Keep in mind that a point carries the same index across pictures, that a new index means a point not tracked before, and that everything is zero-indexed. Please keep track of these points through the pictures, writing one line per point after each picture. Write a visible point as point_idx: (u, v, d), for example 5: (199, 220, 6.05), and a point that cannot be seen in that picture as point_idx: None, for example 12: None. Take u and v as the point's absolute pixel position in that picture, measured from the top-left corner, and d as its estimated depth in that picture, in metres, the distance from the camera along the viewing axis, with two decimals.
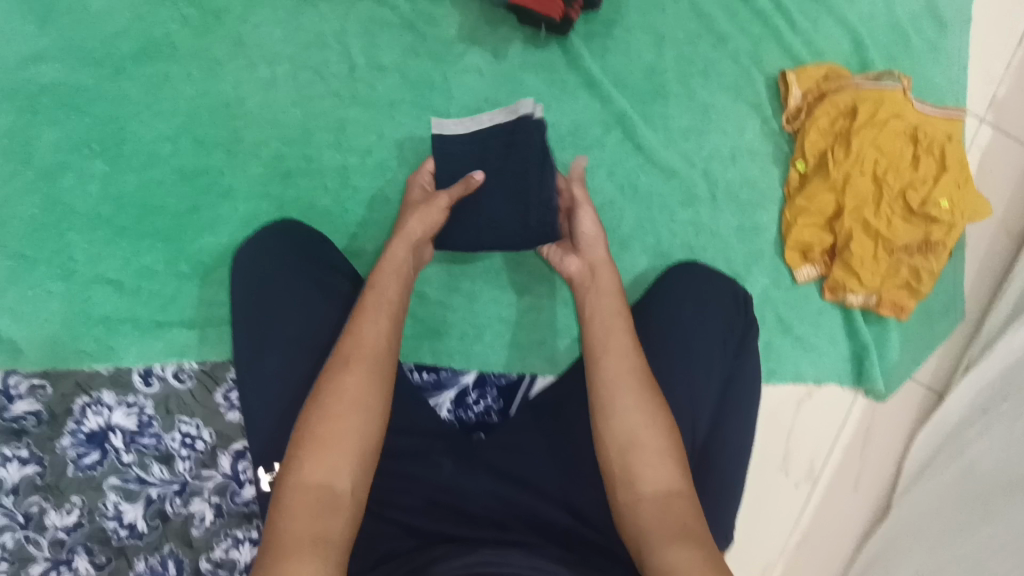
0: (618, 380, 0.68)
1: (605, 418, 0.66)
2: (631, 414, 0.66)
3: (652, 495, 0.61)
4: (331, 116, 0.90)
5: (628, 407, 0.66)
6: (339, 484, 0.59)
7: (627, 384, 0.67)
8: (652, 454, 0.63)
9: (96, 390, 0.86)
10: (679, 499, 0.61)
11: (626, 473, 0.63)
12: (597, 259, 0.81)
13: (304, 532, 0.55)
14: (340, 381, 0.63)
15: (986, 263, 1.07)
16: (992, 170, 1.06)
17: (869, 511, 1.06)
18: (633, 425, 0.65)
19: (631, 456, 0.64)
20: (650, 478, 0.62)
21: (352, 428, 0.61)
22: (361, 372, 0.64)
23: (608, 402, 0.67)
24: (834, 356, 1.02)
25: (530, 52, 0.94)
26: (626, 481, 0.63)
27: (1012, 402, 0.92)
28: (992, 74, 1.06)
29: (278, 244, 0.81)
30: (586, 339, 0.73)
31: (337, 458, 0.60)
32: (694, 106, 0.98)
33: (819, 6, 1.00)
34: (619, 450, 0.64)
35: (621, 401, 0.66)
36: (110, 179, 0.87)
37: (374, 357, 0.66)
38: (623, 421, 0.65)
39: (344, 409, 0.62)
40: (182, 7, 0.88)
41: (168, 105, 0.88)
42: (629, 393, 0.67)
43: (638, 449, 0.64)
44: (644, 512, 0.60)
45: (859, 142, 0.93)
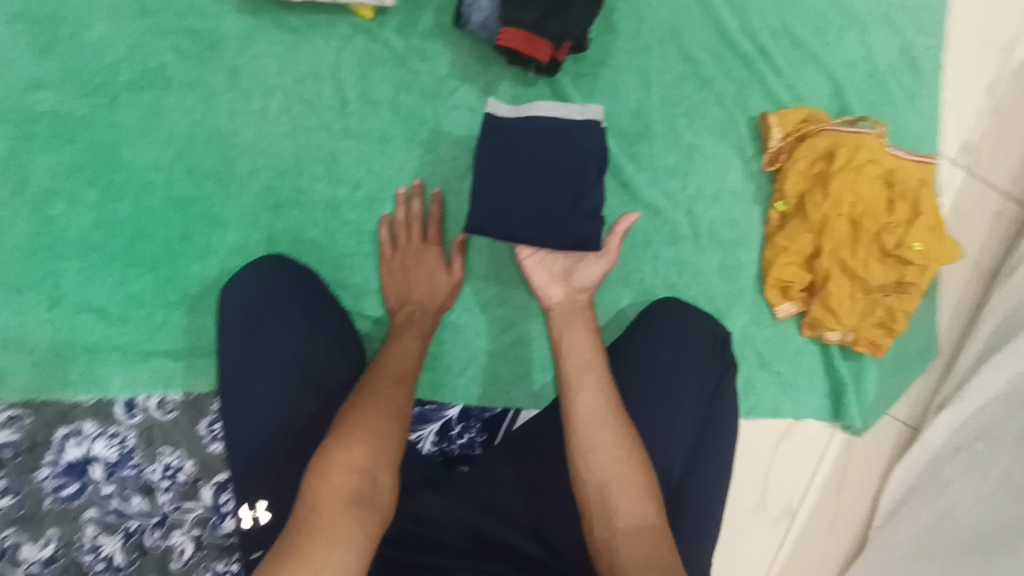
0: (590, 423, 0.68)
1: (582, 453, 0.67)
2: (605, 449, 0.67)
3: (628, 530, 0.62)
4: (323, 150, 0.91)
5: (605, 441, 0.67)
6: (380, 478, 0.62)
7: (603, 422, 0.68)
8: (628, 487, 0.65)
9: (78, 420, 0.85)
10: (652, 534, 0.62)
11: (603, 506, 0.64)
12: (580, 301, 0.83)
13: (340, 519, 0.57)
14: (383, 391, 0.69)
15: (958, 304, 1.10)
16: (963, 211, 1.10)
17: (845, 548, 1.09)
18: (609, 462, 0.66)
19: (608, 492, 0.65)
20: (627, 512, 0.64)
21: (391, 428, 0.66)
22: (403, 388, 0.72)
23: (585, 438, 0.68)
24: (812, 393, 1.05)
25: (520, 90, 0.96)
26: (602, 515, 0.64)
27: (983, 444, 0.96)
28: (964, 120, 1.10)
29: (270, 278, 0.82)
30: (562, 374, 0.74)
31: (381, 451, 0.63)
32: (679, 146, 1.01)
33: (801, 52, 1.04)
34: (597, 485, 0.65)
35: (600, 435, 0.67)
36: (100, 208, 0.87)
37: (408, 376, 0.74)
38: (601, 457, 0.66)
39: (385, 414, 0.66)
40: (178, 39, 0.89)
41: (162, 135, 0.88)
42: (606, 427, 0.68)
43: (614, 483, 0.65)
44: (622, 546, 0.62)
45: (838, 185, 0.95)
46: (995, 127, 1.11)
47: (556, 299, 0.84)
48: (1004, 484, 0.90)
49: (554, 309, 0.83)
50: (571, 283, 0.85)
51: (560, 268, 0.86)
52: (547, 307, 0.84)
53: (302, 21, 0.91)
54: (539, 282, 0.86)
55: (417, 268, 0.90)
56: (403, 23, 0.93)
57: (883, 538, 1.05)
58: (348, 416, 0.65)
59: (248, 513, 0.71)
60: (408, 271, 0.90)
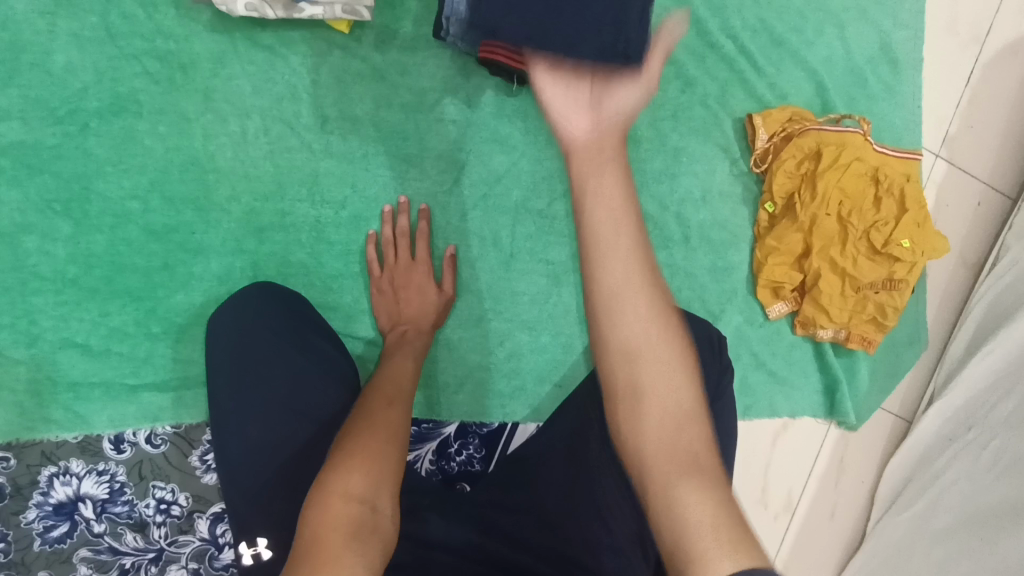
0: (612, 281, 0.52)
1: (606, 328, 0.52)
2: (629, 318, 0.52)
3: (660, 422, 0.51)
4: (305, 171, 0.89)
5: (638, 312, 0.52)
6: (381, 504, 0.59)
7: (629, 281, 0.52)
8: (667, 369, 0.52)
9: (64, 459, 0.83)
10: (684, 429, 0.51)
11: (635, 390, 0.52)
12: (612, 133, 0.55)
13: (341, 551, 0.54)
14: (380, 417, 0.68)
15: (946, 295, 1.11)
16: (947, 203, 1.11)
17: (845, 541, 1.10)
18: (635, 330, 0.52)
19: (640, 371, 0.52)
20: (665, 397, 0.52)
21: (389, 453, 0.63)
22: (399, 409, 0.70)
23: (608, 300, 0.52)
24: (807, 390, 1.05)
25: (502, 100, 0.94)
26: (629, 402, 0.52)
27: (977, 432, 0.97)
28: (944, 112, 1.11)
29: (258, 307, 0.81)
30: (583, 228, 0.53)
31: (380, 476, 0.61)
32: (665, 151, 1.00)
33: (781, 51, 1.03)
34: (622, 361, 0.52)
35: (624, 302, 0.52)
36: (76, 240, 0.84)
37: (403, 397, 0.73)
38: (626, 322, 0.52)
39: (380, 437, 0.64)
40: (148, 62, 0.86)
41: (136, 162, 0.86)
42: (639, 295, 0.52)
43: (648, 365, 0.52)
44: (648, 445, 0.51)
45: (825, 185, 0.95)
46: (975, 118, 1.11)
47: (582, 136, 0.55)
48: (998, 470, 0.91)
49: (575, 151, 0.54)
50: (601, 115, 0.55)
51: (589, 92, 0.57)
52: (565, 148, 0.55)
53: (276, 38, 0.89)
54: (561, 114, 0.56)
55: (407, 285, 0.89)
56: (381, 37, 0.91)
57: (883, 530, 1.06)
58: (345, 444, 0.63)
59: (248, 550, 0.68)
60: (399, 290, 0.89)
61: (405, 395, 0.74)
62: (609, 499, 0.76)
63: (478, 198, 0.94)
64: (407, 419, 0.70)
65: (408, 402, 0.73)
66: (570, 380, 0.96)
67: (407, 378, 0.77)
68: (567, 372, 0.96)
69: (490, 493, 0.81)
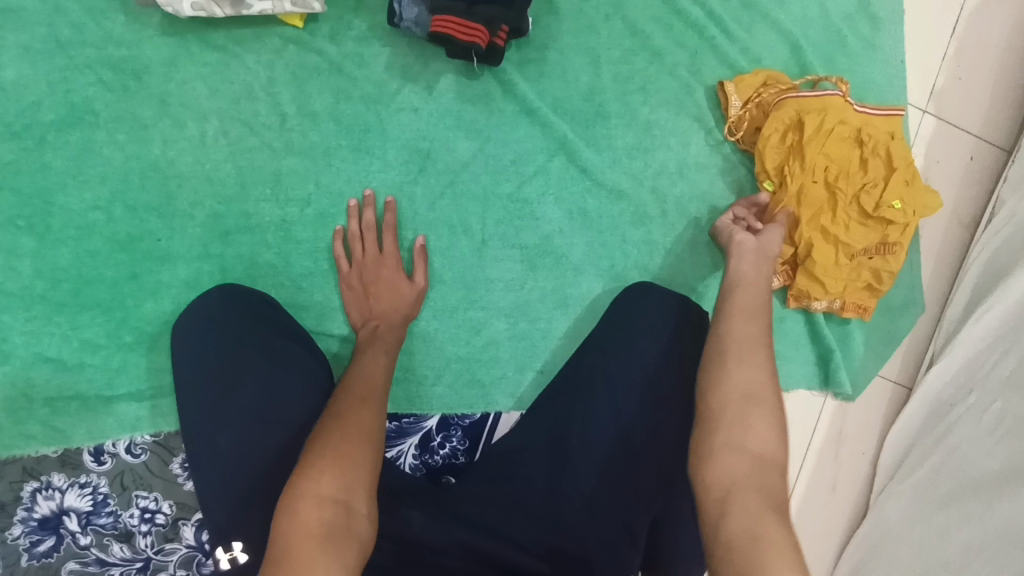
0: (745, 343, 0.68)
1: (735, 363, 0.65)
2: (753, 374, 0.64)
3: (756, 454, 0.58)
4: (267, 170, 0.88)
5: (756, 364, 0.65)
6: (356, 505, 0.59)
7: (756, 350, 0.67)
8: (770, 413, 0.61)
9: (46, 473, 0.83)
10: (775, 469, 0.58)
11: (740, 416, 0.61)
12: (769, 249, 0.81)
13: (312, 554, 0.53)
14: (353, 417, 0.66)
15: (942, 256, 1.07)
16: (937, 160, 1.07)
17: (848, 513, 1.06)
18: (754, 378, 0.64)
19: (752, 403, 0.62)
20: (759, 433, 0.60)
21: (362, 452, 0.63)
22: (372, 406, 0.69)
23: (736, 355, 0.66)
24: (801, 362, 1.02)
25: (463, 85, 0.92)
26: (737, 426, 0.60)
27: (978, 396, 0.94)
28: (930, 65, 1.06)
29: (224, 313, 0.80)
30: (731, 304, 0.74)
31: (354, 477, 0.60)
32: (637, 125, 0.97)
33: (753, 13, 1.00)
34: (740, 399, 0.62)
35: (754, 361, 0.66)
36: (42, 255, 0.84)
37: (377, 394, 0.72)
38: (754, 376, 0.64)
39: (355, 438, 0.63)
40: (101, 71, 0.85)
41: (97, 173, 0.85)
42: (759, 354, 0.67)
43: (757, 402, 0.62)
44: (738, 464, 0.58)
45: (811, 153, 0.91)
46: (963, 69, 1.07)
47: (744, 240, 0.82)
48: (1001, 432, 0.88)
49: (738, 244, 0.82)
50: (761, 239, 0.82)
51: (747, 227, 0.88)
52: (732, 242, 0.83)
53: (228, 38, 0.88)
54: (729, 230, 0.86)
55: (377, 280, 0.87)
56: (334, 29, 0.89)
57: (886, 499, 1.02)
58: (316, 447, 0.62)
59: (223, 554, 0.68)
60: (367, 286, 0.87)
61: (378, 391, 0.73)
62: (591, 490, 0.75)
63: (445, 186, 0.92)
64: (381, 416, 0.69)
65: (383, 399, 0.72)
66: (552, 366, 0.94)
67: (382, 374, 0.76)
68: (548, 358, 0.94)
69: (474, 490, 0.77)
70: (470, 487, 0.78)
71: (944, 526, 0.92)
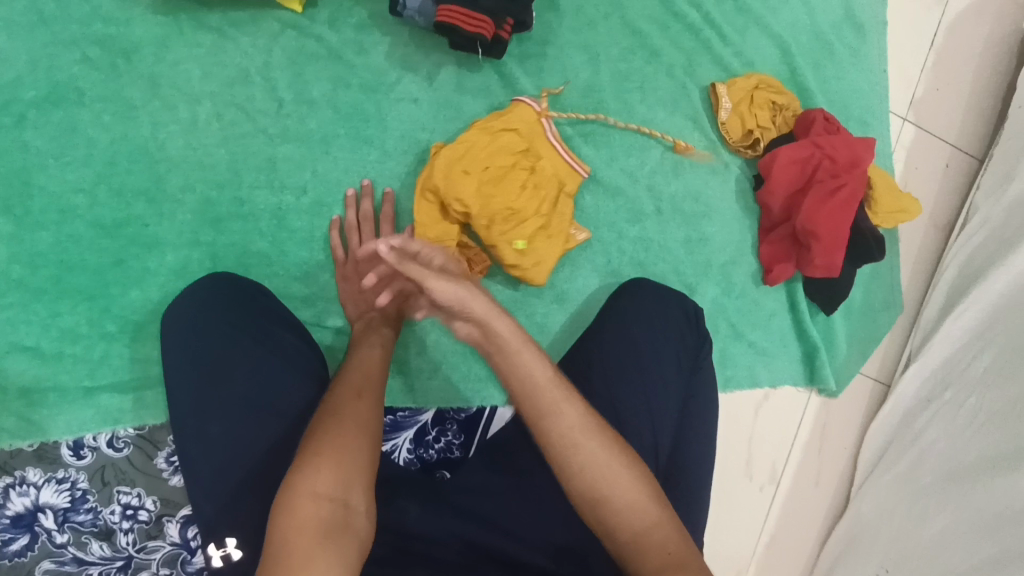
0: (563, 438, 0.59)
1: (568, 475, 0.59)
2: (594, 465, 0.58)
3: (637, 542, 0.55)
4: (262, 157, 0.86)
5: (593, 452, 0.58)
6: (353, 501, 0.57)
7: (580, 435, 0.59)
8: (627, 491, 0.57)
9: (20, 468, 0.79)
10: (662, 532, 0.56)
11: (602, 521, 0.57)
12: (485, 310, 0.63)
13: (311, 551, 0.51)
14: (351, 409, 0.63)
15: (920, 259, 1.12)
16: (916, 166, 1.11)
17: (829, 507, 1.09)
18: (597, 476, 0.57)
19: (603, 503, 0.57)
20: (630, 519, 0.56)
21: (360, 447, 0.60)
22: (369, 400, 0.65)
23: (563, 461, 0.59)
24: (787, 359, 1.04)
25: (464, 77, 0.92)
26: (605, 531, 0.57)
27: (953, 392, 0.97)
28: (910, 75, 1.10)
29: (212, 299, 0.76)
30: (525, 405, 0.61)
31: (353, 470, 0.58)
32: (634, 122, 0.98)
33: (746, 18, 1.02)
34: (593, 504, 0.57)
35: (586, 449, 0.58)
36: (20, 239, 0.80)
37: (374, 386, 0.68)
38: (591, 475, 0.58)
39: (354, 431, 0.60)
40: (87, 48, 0.82)
41: (81, 155, 0.82)
42: (589, 440, 0.59)
43: (610, 497, 0.57)
44: (632, 558, 0.55)
45: (482, 156, 0.85)
46: (941, 80, 1.11)
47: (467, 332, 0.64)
48: (976, 425, 0.91)
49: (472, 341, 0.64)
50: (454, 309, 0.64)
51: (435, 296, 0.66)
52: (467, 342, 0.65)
53: (224, 20, 0.86)
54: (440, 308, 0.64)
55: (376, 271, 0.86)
56: (334, 15, 0.88)
57: (866, 492, 1.05)
58: (312, 440, 0.59)
59: (217, 551, 0.65)
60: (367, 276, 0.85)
61: (378, 382, 0.68)
62: None
63: None
64: (381, 409, 0.66)
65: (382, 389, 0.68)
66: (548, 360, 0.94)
67: (376, 369, 0.72)
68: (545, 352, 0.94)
69: (468, 482, 0.75)
70: (462, 478, 0.76)
71: (913, 520, 0.95)
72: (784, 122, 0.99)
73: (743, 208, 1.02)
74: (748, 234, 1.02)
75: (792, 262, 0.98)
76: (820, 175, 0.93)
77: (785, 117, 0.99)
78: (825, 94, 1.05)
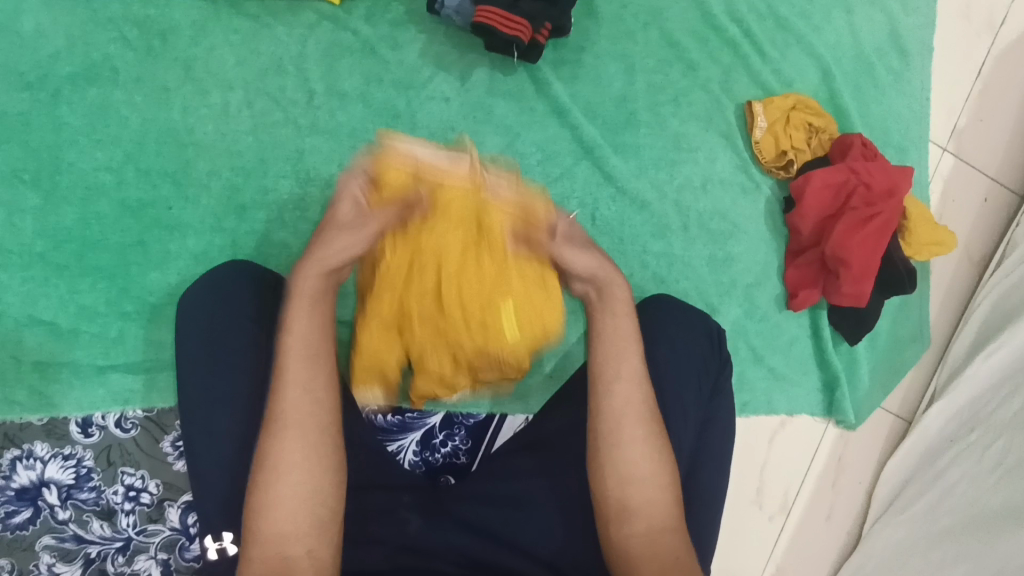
0: (619, 410, 0.64)
1: (610, 444, 0.63)
2: (635, 446, 0.63)
3: (645, 531, 0.60)
4: (289, 146, 0.86)
5: (636, 436, 0.63)
6: (294, 550, 0.55)
7: (636, 414, 0.64)
8: (650, 485, 0.61)
9: (28, 442, 0.79)
10: (669, 535, 0.60)
11: (620, 505, 0.61)
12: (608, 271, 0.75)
13: None
14: (270, 454, 0.57)
15: (950, 294, 1.08)
16: (954, 197, 1.08)
17: (841, 542, 1.06)
18: (634, 458, 0.62)
19: (626, 485, 0.61)
20: (643, 515, 0.60)
21: (285, 495, 0.56)
22: (288, 434, 0.58)
23: (615, 433, 0.63)
24: (807, 387, 1.02)
25: (497, 79, 0.91)
26: (617, 514, 0.61)
27: (980, 433, 0.93)
28: (954, 104, 1.07)
29: (234, 285, 0.73)
30: (597, 364, 0.68)
31: (309, 516, 0.56)
32: (665, 136, 0.96)
33: (788, 36, 1.00)
34: (618, 482, 0.62)
35: (630, 430, 0.63)
36: (45, 214, 0.81)
37: (299, 415, 0.59)
38: (634, 454, 0.62)
39: (300, 476, 0.57)
40: (126, 29, 0.83)
41: (111, 133, 0.82)
42: (638, 422, 0.64)
43: (635, 481, 0.62)
44: (636, 544, 0.59)
45: (435, 254, 0.74)
46: (986, 110, 1.08)
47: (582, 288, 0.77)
48: (1001, 472, 0.87)
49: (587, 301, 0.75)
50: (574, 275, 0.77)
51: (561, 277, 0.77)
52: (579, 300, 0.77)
53: (262, 9, 0.86)
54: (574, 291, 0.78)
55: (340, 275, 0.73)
56: (371, 10, 0.88)
57: (880, 531, 1.02)
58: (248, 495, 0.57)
59: (213, 544, 0.64)
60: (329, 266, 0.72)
61: (302, 412, 0.59)
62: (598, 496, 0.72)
63: None
64: (327, 438, 0.59)
65: (315, 418, 0.59)
66: (561, 371, 0.93)
67: (320, 380, 0.61)
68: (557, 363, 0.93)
69: (474, 488, 0.73)
70: (468, 483, 0.73)
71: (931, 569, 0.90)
72: (819, 145, 0.97)
73: (771, 231, 1.00)
74: (774, 257, 1.00)
75: (819, 288, 0.96)
76: (854, 203, 0.90)
77: (819, 140, 0.96)
78: (864, 118, 1.02)
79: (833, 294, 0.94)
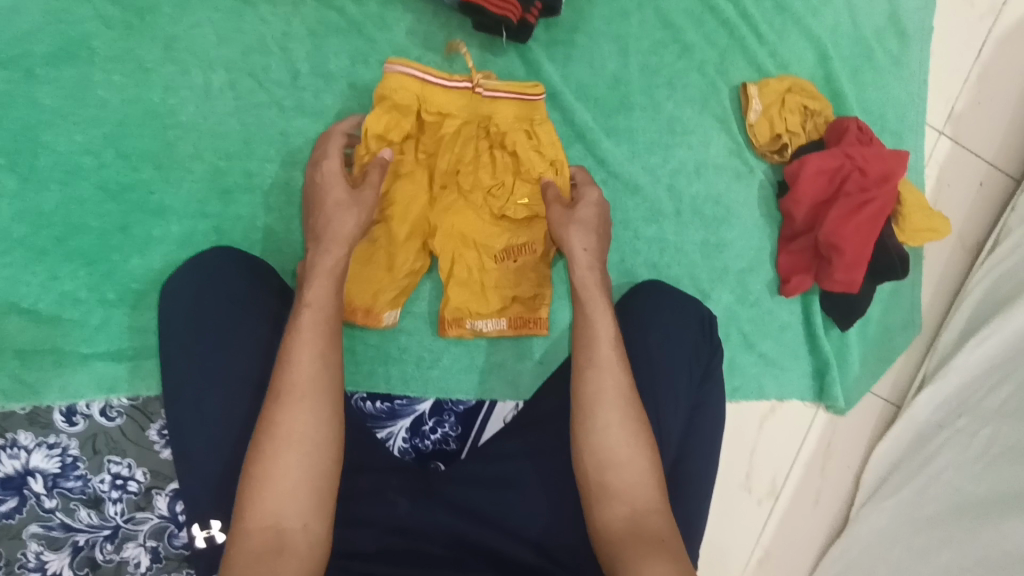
0: (597, 395, 0.64)
1: (588, 431, 0.63)
2: (614, 429, 0.62)
3: (631, 510, 0.59)
4: (274, 128, 0.84)
5: (611, 420, 0.63)
6: (289, 524, 0.54)
7: (611, 398, 0.64)
8: (629, 467, 0.61)
9: (12, 430, 0.78)
10: (654, 514, 0.59)
11: (602, 489, 0.60)
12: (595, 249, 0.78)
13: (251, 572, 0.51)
14: (279, 424, 0.56)
15: (942, 280, 1.08)
16: (948, 182, 1.07)
17: (829, 525, 1.07)
18: (613, 440, 0.62)
19: (605, 470, 0.61)
20: (629, 493, 0.60)
21: (290, 467, 0.55)
22: (297, 405, 0.57)
23: (590, 420, 0.63)
24: (797, 373, 1.02)
25: (487, 60, 0.89)
26: (602, 496, 0.60)
27: (966, 420, 0.94)
28: (951, 87, 1.06)
29: (219, 271, 0.72)
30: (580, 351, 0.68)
31: (296, 491, 0.55)
32: (659, 119, 0.95)
33: (785, 18, 0.98)
34: (597, 466, 0.62)
35: (607, 414, 0.63)
36: (23, 197, 0.79)
37: (313, 387, 0.59)
38: (614, 436, 0.62)
39: (292, 448, 0.56)
40: (102, 5, 0.80)
41: (90, 114, 0.80)
42: (613, 407, 0.63)
43: (615, 465, 0.61)
44: (622, 523, 0.58)
45: (449, 160, 0.79)
46: (984, 93, 1.07)
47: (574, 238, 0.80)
48: (988, 459, 0.88)
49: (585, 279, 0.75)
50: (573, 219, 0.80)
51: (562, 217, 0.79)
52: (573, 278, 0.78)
53: None
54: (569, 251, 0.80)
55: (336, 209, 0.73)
56: None
57: (866, 514, 1.03)
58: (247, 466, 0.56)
59: (200, 532, 0.64)
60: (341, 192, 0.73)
61: (313, 385, 0.59)
62: None
63: None
64: (321, 412, 0.58)
65: (328, 393, 0.59)
66: (551, 357, 0.92)
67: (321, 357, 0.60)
68: (548, 349, 0.92)
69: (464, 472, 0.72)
70: (456, 467, 0.73)
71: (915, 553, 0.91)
72: (814, 129, 0.96)
73: (765, 215, 0.99)
74: (768, 241, 0.99)
75: (811, 274, 0.95)
76: (847, 188, 0.89)
77: (815, 124, 0.95)
78: (860, 102, 1.01)
79: (826, 280, 0.93)
